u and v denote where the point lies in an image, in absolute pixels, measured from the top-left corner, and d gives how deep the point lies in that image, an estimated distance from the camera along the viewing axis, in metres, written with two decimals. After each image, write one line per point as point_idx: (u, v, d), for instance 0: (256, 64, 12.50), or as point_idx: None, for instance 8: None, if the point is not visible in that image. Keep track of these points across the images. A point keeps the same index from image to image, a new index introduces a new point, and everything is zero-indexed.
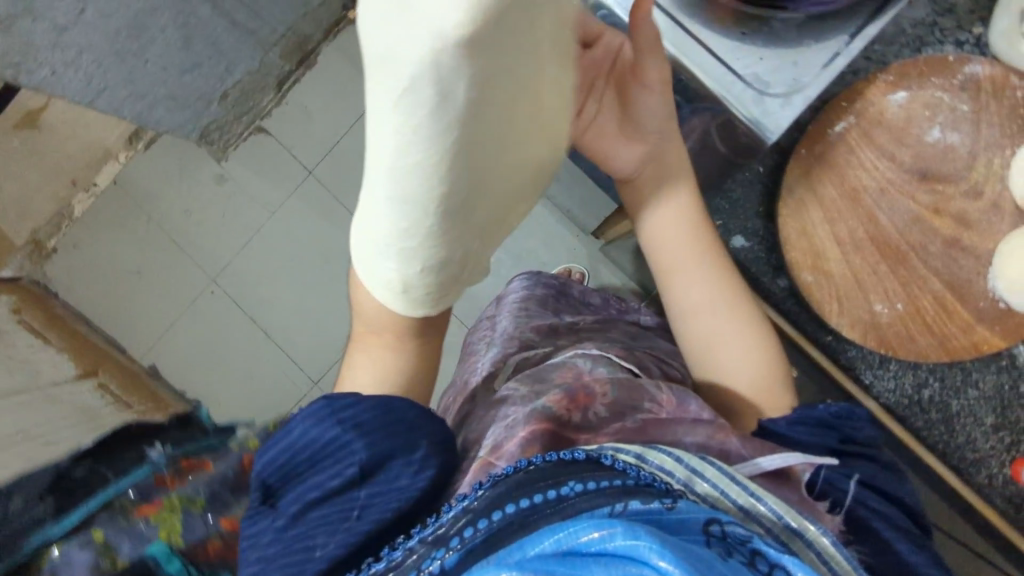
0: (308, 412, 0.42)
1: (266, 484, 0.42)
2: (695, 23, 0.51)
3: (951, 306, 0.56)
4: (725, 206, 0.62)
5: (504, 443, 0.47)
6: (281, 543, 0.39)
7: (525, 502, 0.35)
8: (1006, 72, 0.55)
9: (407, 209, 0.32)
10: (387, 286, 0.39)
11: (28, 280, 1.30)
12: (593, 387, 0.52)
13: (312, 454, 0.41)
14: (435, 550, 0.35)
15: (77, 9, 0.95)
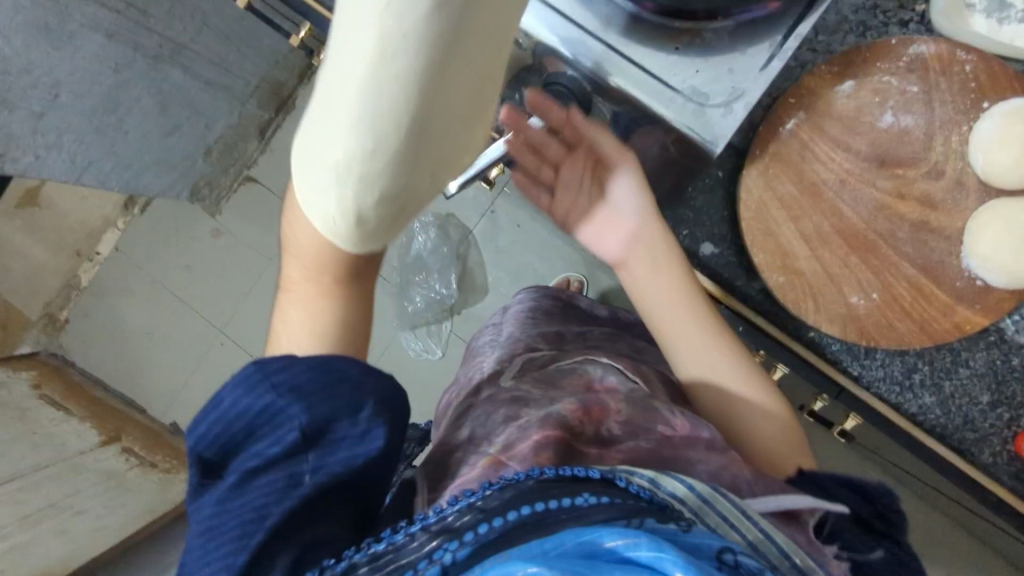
0: (239, 380, 0.41)
1: (202, 458, 0.41)
2: (627, 41, 0.51)
3: (927, 290, 0.56)
4: (690, 216, 0.61)
5: (517, 443, 0.46)
6: (223, 514, 0.38)
7: (540, 505, 0.35)
8: (951, 49, 0.54)
9: (381, 125, 0.29)
10: (328, 218, 0.33)
11: (46, 353, 1.47)
12: (607, 403, 0.51)
13: (248, 423, 0.40)
14: (447, 540, 0.35)
15: (51, 95, 0.97)
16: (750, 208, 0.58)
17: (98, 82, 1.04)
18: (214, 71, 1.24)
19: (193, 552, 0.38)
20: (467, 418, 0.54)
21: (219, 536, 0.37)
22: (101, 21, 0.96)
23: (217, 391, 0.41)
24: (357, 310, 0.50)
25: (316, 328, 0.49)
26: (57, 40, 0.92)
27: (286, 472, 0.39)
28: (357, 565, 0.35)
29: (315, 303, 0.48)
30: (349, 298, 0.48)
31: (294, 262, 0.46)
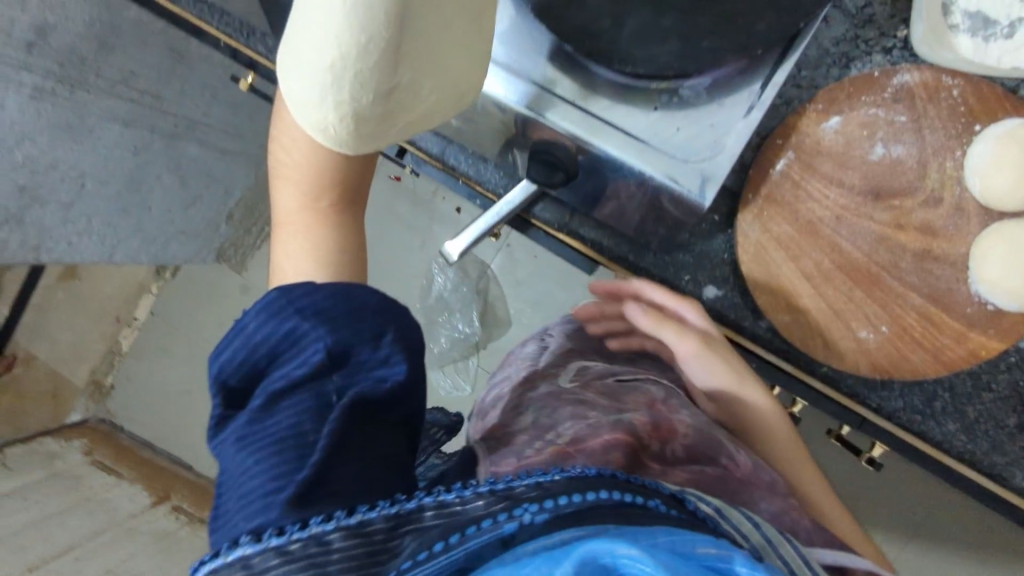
0: (262, 307, 0.43)
1: (229, 382, 0.43)
2: (607, 105, 0.52)
3: (937, 318, 0.55)
4: (689, 260, 0.61)
5: (585, 438, 0.49)
6: (257, 432, 0.39)
7: (617, 495, 0.35)
8: (936, 75, 0.54)
9: (368, 26, 0.35)
10: (322, 114, 0.39)
11: (95, 419, 1.54)
12: (676, 424, 0.54)
13: (272, 347, 0.42)
14: (528, 501, 0.35)
15: (78, 185, 1.03)
16: (748, 252, 0.58)
17: (121, 166, 1.09)
18: (229, 140, 1.29)
19: (229, 470, 0.40)
20: (528, 408, 0.57)
21: (255, 453, 0.39)
22: (118, 111, 1.01)
23: (238, 317, 0.43)
24: (346, 237, 0.53)
25: (307, 252, 0.52)
26: (79, 134, 0.97)
27: (315, 390, 0.40)
28: (424, 508, 0.36)
29: (304, 230, 0.52)
30: (340, 228, 0.53)
31: (288, 186, 0.53)
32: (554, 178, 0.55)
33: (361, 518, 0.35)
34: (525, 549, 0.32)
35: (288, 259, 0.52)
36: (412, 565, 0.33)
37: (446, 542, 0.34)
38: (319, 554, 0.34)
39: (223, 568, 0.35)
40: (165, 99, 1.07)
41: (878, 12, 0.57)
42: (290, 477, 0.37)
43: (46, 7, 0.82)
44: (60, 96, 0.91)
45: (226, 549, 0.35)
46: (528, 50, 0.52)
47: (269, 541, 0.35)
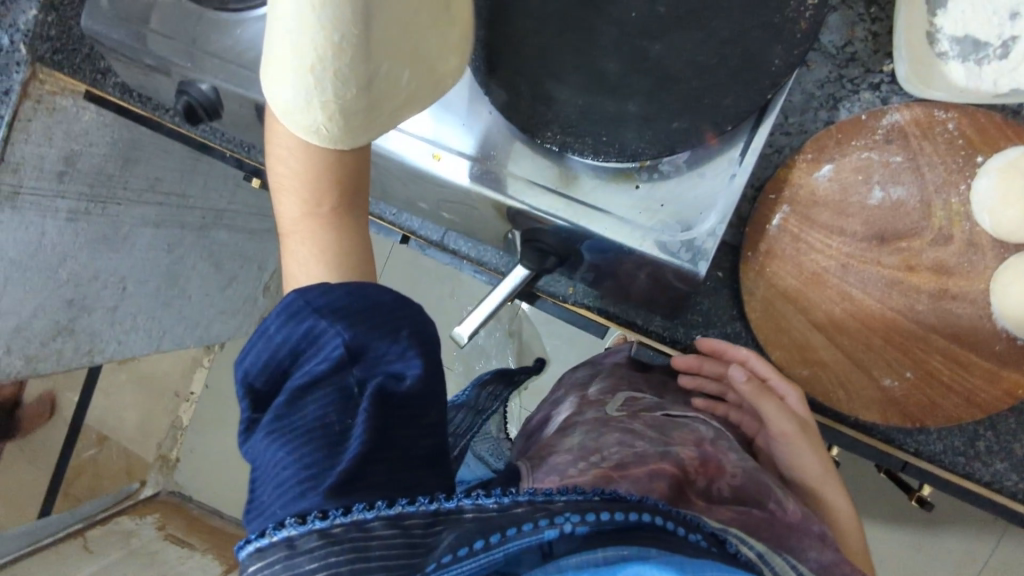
0: (281, 309, 0.43)
1: (253, 387, 0.43)
2: (587, 192, 0.52)
3: (966, 359, 0.53)
4: (698, 319, 0.61)
5: (631, 465, 0.48)
6: (288, 429, 0.40)
7: (649, 517, 0.36)
8: (927, 111, 0.52)
9: (332, 27, 0.36)
10: (307, 117, 0.41)
11: (166, 492, 1.54)
12: (725, 464, 0.51)
13: (292, 347, 0.42)
14: (569, 511, 0.36)
15: (120, 288, 1.07)
16: (755, 308, 0.56)
17: (158, 264, 1.13)
18: (256, 219, 1.32)
19: (264, 468, 0.39)
20: (574, 430, 0.55)
21: (286, 447, 0.39)
22: (149, 216, 1.06)
23: (261, 324, 0.44)
24: (356, 240, 0.49)
25: (317, 255, 0.48)
26: (115, 243, 1.02)
27: (339, 386, 0.41)
28: (463, 510, 0.36)
29: (309, 236, 0.48)
30: (348, 228, 0.49)
31: (287, 194, 0.48)
32: (548, 264, 0.55)
33: (400, 510, 0.36)
34: (567, 562, 0.35)
35: (296, 270, 0.48)
36: (451, 560, 0.34)
37: (486, 542, 0.34)
38: (361, 539, 0.34)
39: (269, 548, 0.35)
40: (190, 197, 1.12)
41: (861, 48, 0.56)
42: (328, 468, 0.37)
43: (71, 137, 0.88)
44: (93, 215, 0.95)
45: (271, 529, 0.35)
46: (501, 138, 0.54)
47: (313, 523, 0.34)
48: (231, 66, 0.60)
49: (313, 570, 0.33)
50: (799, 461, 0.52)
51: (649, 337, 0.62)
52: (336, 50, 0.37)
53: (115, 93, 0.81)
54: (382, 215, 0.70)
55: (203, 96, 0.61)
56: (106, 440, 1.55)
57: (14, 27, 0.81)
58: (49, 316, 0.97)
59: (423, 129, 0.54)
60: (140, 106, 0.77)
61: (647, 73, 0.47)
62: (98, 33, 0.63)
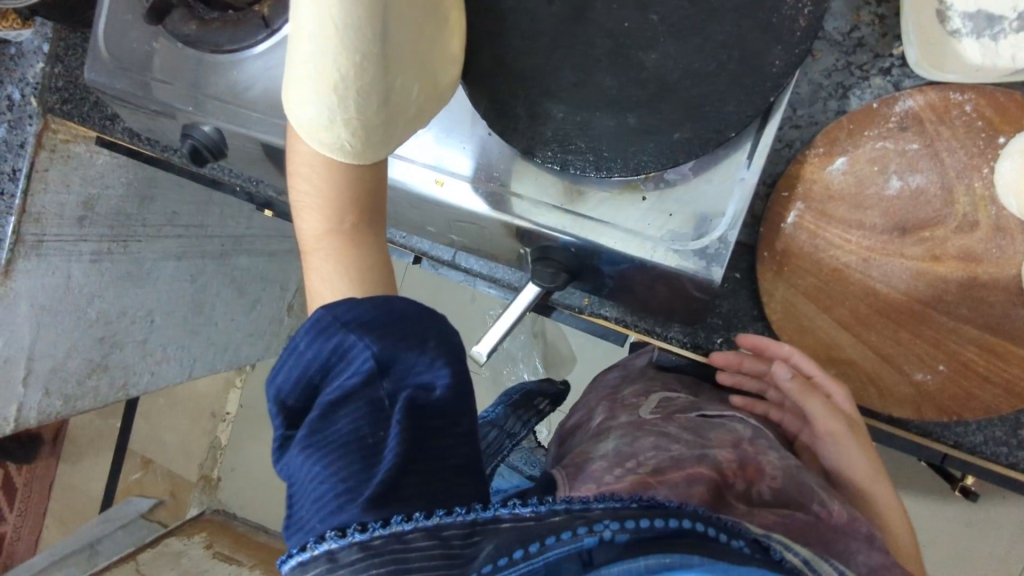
0: (309, 327, 0.41)
1: (286, 405, 0.41)
2: (597, 207, 0.52)
3: (1002, 349, 0.51)
4: (719, 322, 0.59)
5: (667, 469, 0.47)
6: (322, 445, 0.37)
7: (689, 524, 0.35)
8: (942, 95, 0.50)
9: (353, 44, 0.40)
10: (331, 135, 0.42)
11: (210, 511, 1.52)
12: (765, 466, 0.49)
13: (320, 362, 0.40)
14: (609, 518, 0.35)
15: (148, 321, 1.05)
16: (776, 309, 0.55)
17: (183, 294, 1.11)
18: (276, 241, 1.31)
19: (299, 484, 0.37)
20: (609, 435, 0.54)
21: (323, 461, 0.37)
22: (170, 249, 1.06)
23: (291, 340, 0.42)
24: (378, 252, 0.46)
25: (342, 271, 0.44)
26: (139, 281, 1.01)
27: (370, 399, 0.38)
28: (501, 519, 0.35)
29: (332, 254, 0.45)
30: (370, 241, 0.45)
31: (306, 212, 0.45)
32: (559, 279, 0.53)
33: (437, 521, 0.34)
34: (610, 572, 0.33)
35: (319, 289, 0.44)
36: (491, 571, 0.33)
37: (526, 551, 0.34)
38: (401, 550, 0.33)
39: (310, 563, 0.34)
40: (207, 226, 1.12)
41: (867, 34, 0.54)
42: (365, 480, 0.36)
43: (88, 182, 0.90)
44: (115, 254, 0.96)
45: (311, 543, 0.34)
46: (505, 156, 0.53)
47: (353, 536, 0.33)
48: (230, 106, 0.60)
49: None
50: (846, 462, 0.51)
51: (670, 345, 0.61)
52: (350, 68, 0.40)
53: (125, 137, 0.82)
54: (393, 240, 0.70)
55: (207, 137, 0.62)
56: (148, 462, 1.58)
57: (24, 81, 0.83)
58: (82, 355, 0.95)
59: (423, 156, 0.54)
60: (151, 150, 0.79)
61: (644, 86, 0.46)
62: (102, 84, 0.64)
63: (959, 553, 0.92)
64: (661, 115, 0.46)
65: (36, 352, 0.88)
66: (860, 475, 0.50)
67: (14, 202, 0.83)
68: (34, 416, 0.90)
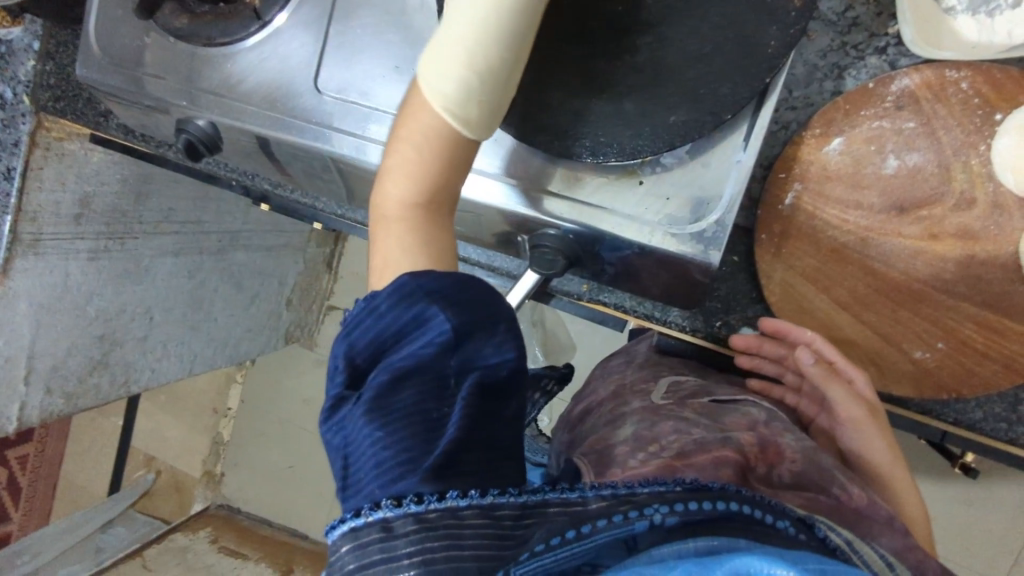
0: (393, 290, 0.40)
1: (355, 364, 0.41)
2: (596, 196, 0.51)
3: (999, 325, 0.51)
4: (718, 306, 0.60)
5: (693, 453, 0.47)
6: (388, 411, 0.38)
7: (731, 505, 0.36)
8: (938, 72, 0.50)
9: (511, 34, 0.41)
10: (459, 106, 0.42)
11: (214, 506, 1.53)
12: (785, 448, 0.50)
13: (395, 328, 0.40)
14: (657, 501, 0.36)
15: (147, 318, 1.04)
16: (774, 291, 0.55)
17: (181, 290, 1.11)
18: (272, 235, 1.30)
19: (357, 447, 0.38)
20: (625, 421, 0.55)
21: (389, 426, 0.37)
22: (167, 246, 1.05)
23: (370, 299, 0.42)
24: (446, 235, 0.46)
25: (417, 247, 0.44)
26: (138, 277, 1.01)
27: (437, 373, 0.39)
28: (549, 502, 0.36)
29: (407, 227, 0.44)
30: (440, 224, 0.45)
31: (396, 175, 0.44)
32: (556, 265, 0.53)
33: (492, 500, 0.35)
34: (660, 551, 0.34)
35: (394, 259, 0.44)
36: (545, 549, 0.34)
37: (578, 532, 0.34)
38: (456, 526, 0.34)
39: (364, 529, 0.34)
40: (203, 222, 1.12)
41: (862, 13, 0.54)
42: (424, 452, 0.37)
43: (84, 179, 0.91)
44: (113, 251, 0.96)
45: (366, 510, 0.35)
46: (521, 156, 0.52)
47: (409, 507, 0.34)
48: (224, 100, 0.60)
49: (410, 553, 0.33)
50: (865, 447, 0.51)
51: (669, 329, 0.61)
52: (505, 58, 0.42)
53: (117, 132, 0.81)
54: None
55: (201, 131, 0.62)
56: (152, 460, 1.59)
57: (15, 79, 0.85)
58: (82, 354, 0.94)
59: None
60: (144, 146, 0.78)
61: (643, 72, 0.46)
62: (94, 81, 0.64)
63: (961, 529, 0.93)
64: (669, 99, 0.46)
65: (37, 349, 0.88)
66: (879, 459, 0.50)
67: (10, 200, 0.83)
68: (36, 415, 0.89)
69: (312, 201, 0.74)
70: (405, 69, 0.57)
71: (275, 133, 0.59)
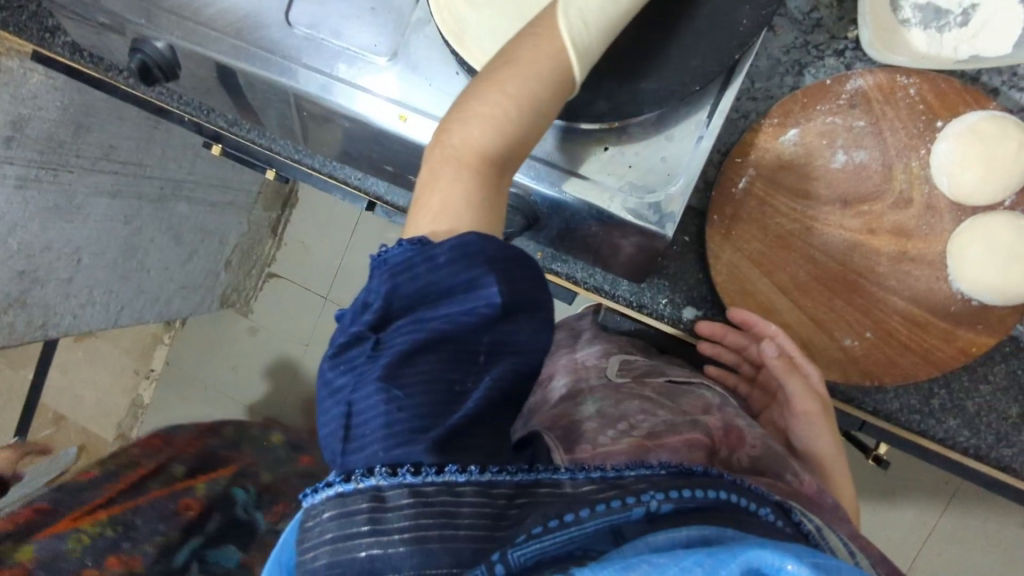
0: (459, 246, 0.39)
1: (389, 308, 0.39)
2: (570, 163, 0.52)
3: (923, 320, 0.54)
4: (666, 283, 0.61)
5: (664, 434, 0.49)
6: (417, 376, 0.38)
7: (712, 493, 0.40)
8: (890, 76, 0.53)
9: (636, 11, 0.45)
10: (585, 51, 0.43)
11: None
12: (747, 434, 0.52)
13: (444, 285, 0.39)
14: (653, 489, 0.39)
15: (75, 260, 0.99)
16: (721, 273, 0.57)
17: (114, 235, 1.05)
18: (215, 190, 1.25)
19: (366, 401, 0.38)
20: (587, 397, 0.56)
21: (411, 387, 0.38)
22: (104, 184, 0.99)
23: (428, 246, 0.40)
24: (501, 198, 0.44)
25: (476, 200, 0.42)
26: (68, 214, 0.95)
27: (469, 348, 0.40)
28: (540, 483, 0.39)
29: (472, 176, 0.42)
30: (501, 183, 0.44)
31: (481, 119, 0.42)
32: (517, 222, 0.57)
33: (491, 477, 0.38)
34: (656, 539, 0.36)
35: (451, 203, 0.42)
36: (542, 531, 0.36)
37: (576, 516, 0.37)
38: (452, 504, 0.36)
39: (352, 496, 0.36)
40: (146, 166, 1.07)
41: (826, 15, 0.57)
42: (433, 424, 0.38)
43: (18, 101, 0.82)
44: (44, 183, 0.89)
45: (357, 476, 0.36)
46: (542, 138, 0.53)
47: (405, 477, 0.36)
48: (187, 22, 0.57)
49: (403, 527, 0.35)
50: (813, 440, 0.54)
51: (616, 303, 0.62)
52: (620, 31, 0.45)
53: (64, 53, 0.74)
54: (347, 180, 0.71)
55: (159, 54, 0.58)
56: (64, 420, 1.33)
57: None
58: None
59: (391, 91, 0.55)
60: (92, 67, 0.74)
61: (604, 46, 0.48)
62: None
63: None
64: (648, 74, 0.47)
65: None
66: (823, 454, 0.53)
67: None
68: None
69: (266, 142, 0.71)
70: (379, 11, 0.57)
71: (239, 62, 0.56)
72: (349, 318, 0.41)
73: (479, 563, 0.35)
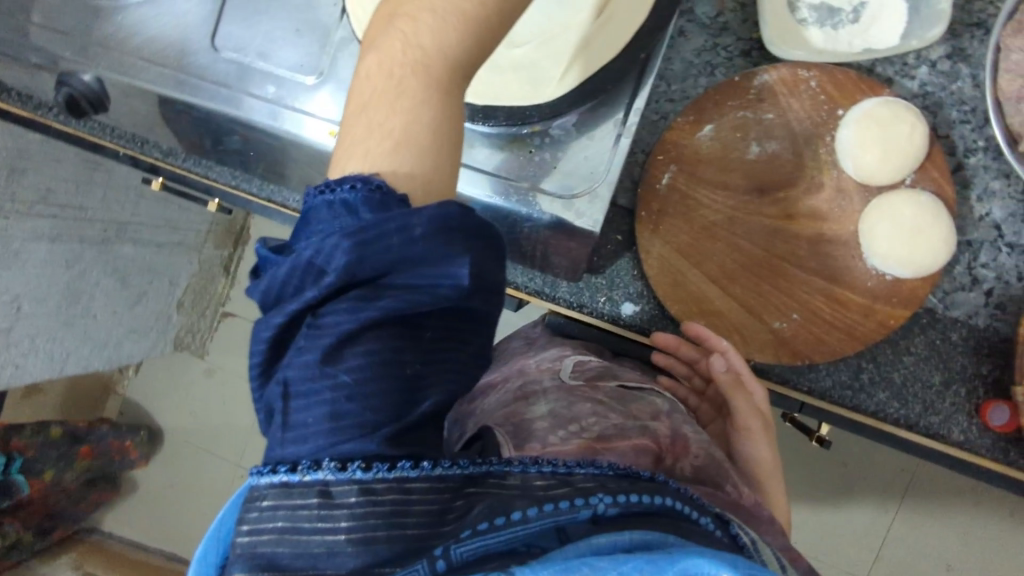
0: (438, 214, 0.34)
1: (349, 280, 0.34)
2: (497, 170, 0.54)
3: (843, 297, 0.57)
4: (602, 282, 0.62)
5: (612, 438, 0.51)
6: (378, 364, 0.35)
7: (658, 498, 0.40)
8: (792, 71, 0.57)
9: None
10: None
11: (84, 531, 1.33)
12: (691, 443, 0.54)
13: (416, 257, 0.35)
14: (602, 492, 0.39)
15: (12, 308, 0.99)
16: (653, 266, 0.59)
17: (55, 279, 1.05)
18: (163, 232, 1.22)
19: (307, 383, 0.35)
20: (541, 398, 0.56)
21: (363, 374, 0.34)
22: (42, 230, 0.98)
23: (395, 211, 0.34)
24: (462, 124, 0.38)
25: (443, 125, 0.36)
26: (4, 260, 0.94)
27: (416, 325, 0.36)
28: (490, 474, 0.40)
29: (438, 98, 0.36)
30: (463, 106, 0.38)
31: (447, 24, 0.36)
32: None
33: (442, 472, 0.37)
34: (597, 541, 0.36)
35: (414, 129, 0.35)
36: (488, 528, 0.36)
37: (524, 515, 0.37)
38: (401, 502, 0.35)
39: (298, 487, 0.35)
40: (87, 209, 1.04)
41: (731, 18, 0.60)
42: (386, 418, 0.35)
43: None
44: None
45: (303, 468, 0.35)
46: (483, 147, 0.54)
47: (355, 473, 0.34)
48: (115, 54, 0.58)
49: (349, 528, 0.34)
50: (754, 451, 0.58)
51: (558, 305, 0.62)
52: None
53: None
54: (286, 203, 0.70)
55: (86, 86, 0.58)
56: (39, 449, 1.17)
57: None
58: None
59: (326, 111, 0.57)
60: (18, 105, 0.72)
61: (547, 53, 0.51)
62: None
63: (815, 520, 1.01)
64: (568, 91, 0.50)
65: None
66: (764, 462, 0.58)
67: None
68: None
69: (202, 170, 0.71)
70: (305, 32, 0.59)
71: (168, 89, 0.57)
72: (292, 279, 0.35)
73: (421, 558, 0.35)
